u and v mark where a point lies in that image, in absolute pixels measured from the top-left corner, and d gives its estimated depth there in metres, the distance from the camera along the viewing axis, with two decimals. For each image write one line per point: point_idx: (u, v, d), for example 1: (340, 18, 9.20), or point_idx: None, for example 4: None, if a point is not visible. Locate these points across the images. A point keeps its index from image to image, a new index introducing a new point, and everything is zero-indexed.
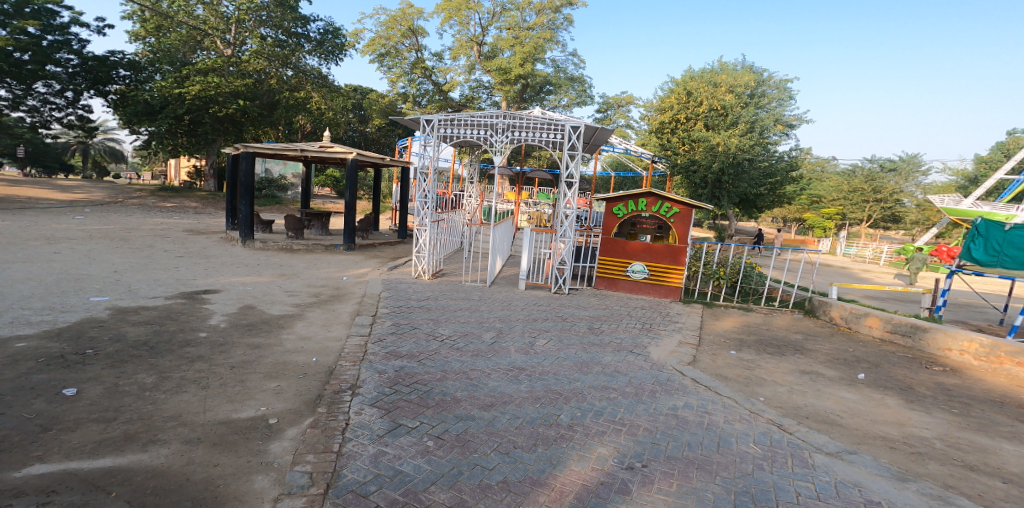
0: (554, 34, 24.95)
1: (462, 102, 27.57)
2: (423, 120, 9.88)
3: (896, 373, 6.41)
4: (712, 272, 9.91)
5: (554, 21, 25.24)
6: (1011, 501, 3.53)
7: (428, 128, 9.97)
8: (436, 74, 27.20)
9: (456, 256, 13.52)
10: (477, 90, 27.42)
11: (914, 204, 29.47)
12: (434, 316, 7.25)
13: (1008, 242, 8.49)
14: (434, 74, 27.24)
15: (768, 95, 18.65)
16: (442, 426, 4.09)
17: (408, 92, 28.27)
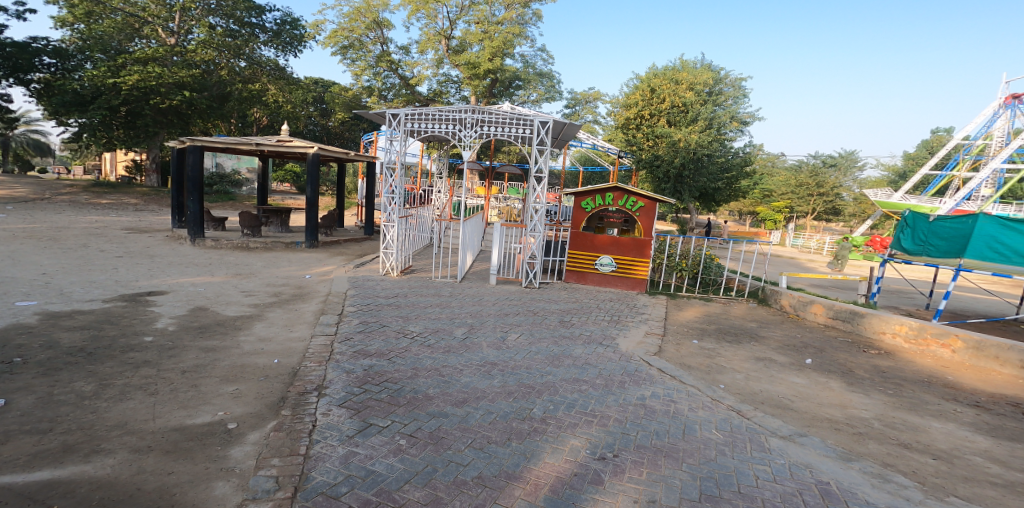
0: (523, 29, 24.88)
1: (430, 96, 27.20)
2: (389, 113, 9.81)
3: (840, 357, 6.83)
4: (675, 263, 10.28)
5: (523, 16, 25.13)
6: (941, 476, 3.81)
7: (394, 122, 9.90)
8: (403, 68, 26.70)
9: (426, 253, 13.40)
10: (446, 84, 27.13)
11: (851, 196, 31.58)
12: (404, 313, 7.17)
13: (928, 234, 9.26)
14: (400, 67, 26.72)
15: (726, 92, 19.29)
16: (414, 424, 4.06)
17: (373, 86, 27.68)
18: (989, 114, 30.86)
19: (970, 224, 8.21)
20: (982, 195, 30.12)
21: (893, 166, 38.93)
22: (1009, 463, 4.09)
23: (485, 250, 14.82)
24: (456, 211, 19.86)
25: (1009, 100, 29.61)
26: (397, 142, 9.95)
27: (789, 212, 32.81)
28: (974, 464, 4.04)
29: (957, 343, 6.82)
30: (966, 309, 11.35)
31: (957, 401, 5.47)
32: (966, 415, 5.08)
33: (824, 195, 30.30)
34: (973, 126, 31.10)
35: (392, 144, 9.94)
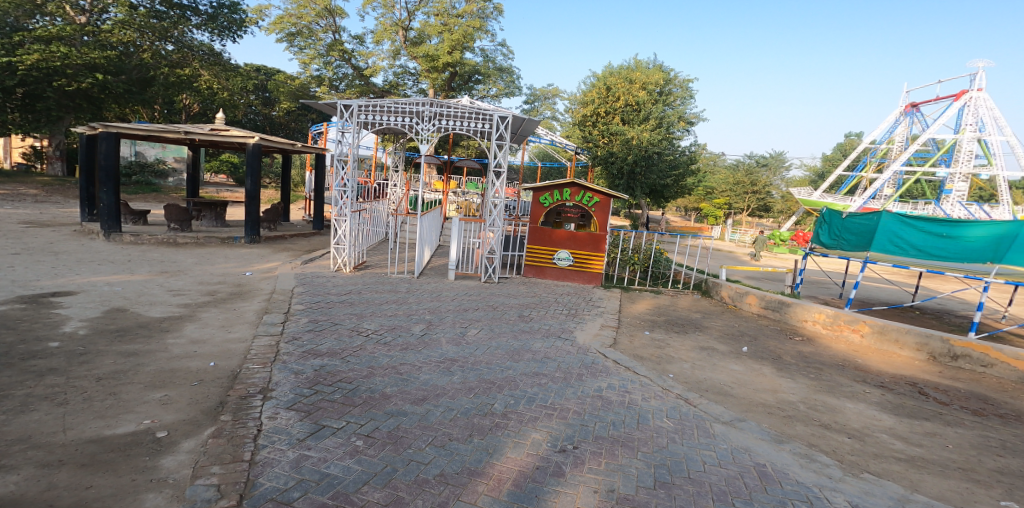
0: (483, 23, 24.48)
1: (387, 88, 26.36)
2: (342, 104, 9.39)
3: (770, 344, 7.36)
4: (628, 257, 10.66)
5: (483, 10, 24.73)
6: (855, 454, 4.21)
7: (346, 114, 9.50)
8: (357, 58, 25.64)
9: (381, 248, 13.06)
10: (403, 76, 26.36)
11: (781, 195, 34.02)
12: (358, 311, 6.95)
13: (841, 230, 10.16)
14: (354, 57, 25.55)
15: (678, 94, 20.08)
16: (371, 424, 3.96)
17: (323, 76, 26.41)
18: (892, 121, 34.31)
19: (876, 222, 9.09)
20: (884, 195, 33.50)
21: (814, 166, 42.37)
22: (911, 438, 4.58)
23: (442, 245, 14.63)
24: (413, 205, 19.39)
25: (908, 108, 33.42)
26: (350, 134, 9.60)
27: (728, 208, 34.89)
28: (881, 441, 4.49)
29: (865, 329, 7.56)
30: (871, 298, 12.61)
31: (870, 383, 6.06)
32: (876, 396, 5.64)
33: (757, 193, 32.47)
34: (878, 132, 34.47)
35: (344, 136, 9.59)
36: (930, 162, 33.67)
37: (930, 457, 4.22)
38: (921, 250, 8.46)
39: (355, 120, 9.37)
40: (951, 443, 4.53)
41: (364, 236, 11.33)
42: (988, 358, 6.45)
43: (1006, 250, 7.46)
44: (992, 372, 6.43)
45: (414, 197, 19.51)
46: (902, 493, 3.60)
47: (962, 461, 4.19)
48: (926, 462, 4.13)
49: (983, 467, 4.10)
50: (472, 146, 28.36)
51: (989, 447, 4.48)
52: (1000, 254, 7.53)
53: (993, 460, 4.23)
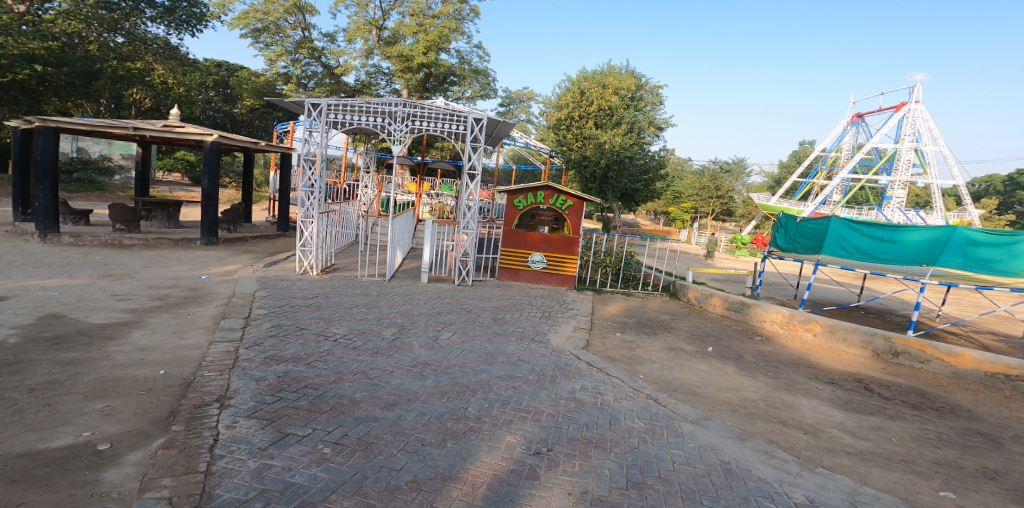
0: (460, 25, 24.28)
1: (359, 88, 25.81)
2: (309, 103, 9.14)
3: (733, 344, 7.61)
4: (600, 260, 10.83)
5: (460, 12, 24.49)
6: (811, 449, 4.38)
7: (314, 113, 9.22)
8: (327, 56, 24.96)
9: (350, 250, 12.76)
10: (376, 76, 25.83)
11: (742, 200, 35.24)
12: (325, 315, 6.74)
13: (795, 234, 10.63)
14: (324, 55, 24.81)
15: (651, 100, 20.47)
16: (340, 431, 3.83)
17: (290, 73, 25.55)
18: (842, 130, 36.25)
19: (826, 226, 9.54)
20: (834, 200, 35.33)
21: (772, 173, 44.22)
22: (859, 433, 4.81)
23: (415, 247, 14.43)
24: (384, 207, 19.01)
25: (855, 119, 35.38)
26: (319, 133, 9.33)
27: (695, 212, 36.01)
28: (833, 436, 4.70)
29: (817, 328, 7.92)
30: (823, 298, 13.24)
31: (824, 380, 6.35)
32: (829, 392, 5.91)
33: (720, 197, 33.40)
34: (829, 140, 36.30)
35: (312, 135, 9.30)
36: (875, 169, 35.73)
37: (876, 451, 4.44)
38: (865, 253, 8.94)
39: (324, 119, 9.12)
40: (894, 436, 4.78)
41: (332, 238, 11.07)
42: (925, 354, 6.86)
43: (943, 253, 7.94)
44: (928, 368, 6.85)
45: (385, 199, 19.11)
46: (853, 486, 3.77)
47: (905, 454, 4.43)
48: (873, 456, 4.35)
49: (924, 459, 4.34)
50: (446, 148, 28.03)
51: (928, 440, 4.75)
52: (936, 256, 8.00)
53: (932, 452, 4.49)
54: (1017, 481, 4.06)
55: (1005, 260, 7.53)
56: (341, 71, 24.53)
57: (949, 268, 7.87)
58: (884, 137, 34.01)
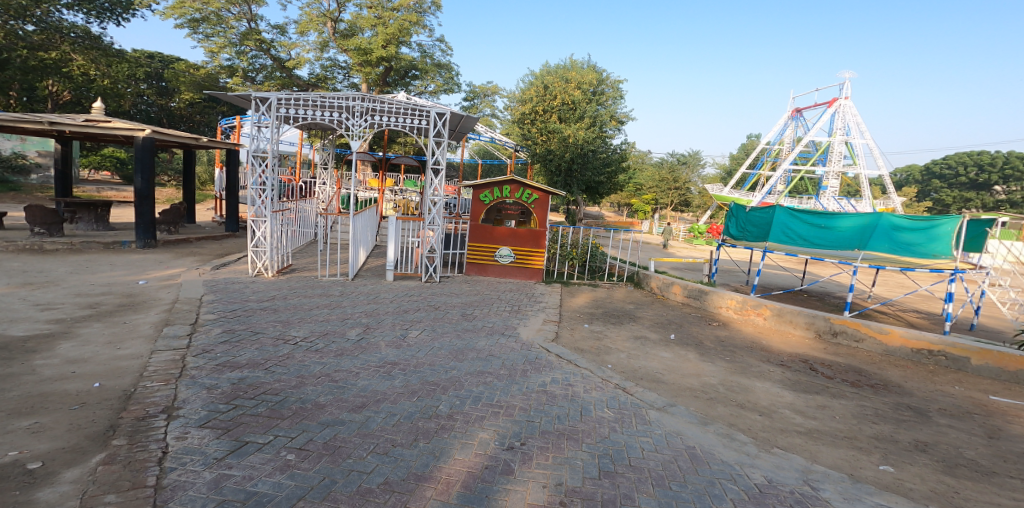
0: (420, 18, 23.73)
1: (314, 81, 24.82)
2: (256, 97, 8.76)
3: (694, 330, 7.85)
4: (567, 253, 10.97)
5: (420, 5, 23.91)
6: (766, 430, 4.59)
7: (262, 107, 8.84)
8: (276, 48, 23.83)
9: (308, 251, 12.32)
10: (332, 69, 24.92)
11: (698, 191, 36.50)
12: (283, 318, 6.46)
13: (745, 223, 11.05)
14: (273, 48, 23.67)
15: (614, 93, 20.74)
16: (304, 436, 3.69)
17: (235, 66, 24.28)
18: (783, 124, 38.14)
19: (771, 215, 9.99)
20: (778, 190, 36.97)
21: (726, 164, 46.01)
22: (809, 412, 5.07)
23: (377, 244, 14.09)
24: (343, 205, 18.42)
25: (795, 114, 37.33)
26: (268, 129, 8.92)
27: (655, 203, 36.94)
28: (786, 416, 4.94)
29: (767, 312, 8.31)
30: (773, 283, 13.90)
31: (776, 362, 6.66)
32: (781, 373, 6.21)
33: (678, 189, 34.60)
34: (772, 134, 37.99)
35: (261, 131, 8.87)
36: (811, 161, 37.79)
37: (824, 429, 4.69)
38: (806, 239, 9.51)
39: (274, 114, 8.74)
40: (838, 413, 5.08)
41: (288, 238, 10.64)
42: (862, 333, 7.31)
43: (873, 238, 8.52)
44: (864, 346, 7.31)
45: (345, 196, 18.55)
46: (804, 463, 3.96)
47: (849, 430, 4.70)
48: (821, 433, 4.59)
49: (865, 435, 4.62)
50: (410, 143, 27.47)
51: (869, 416, 5.06)
52: (866, 241, 8.60)
53: (872, 427, 4.79)
54: (944, 451, 4.36)
55: (925, 243, 8.03)
56: (293, 64, 23.47)
57: (878, 251, 8.46)
58: (819, 131, 35.97)
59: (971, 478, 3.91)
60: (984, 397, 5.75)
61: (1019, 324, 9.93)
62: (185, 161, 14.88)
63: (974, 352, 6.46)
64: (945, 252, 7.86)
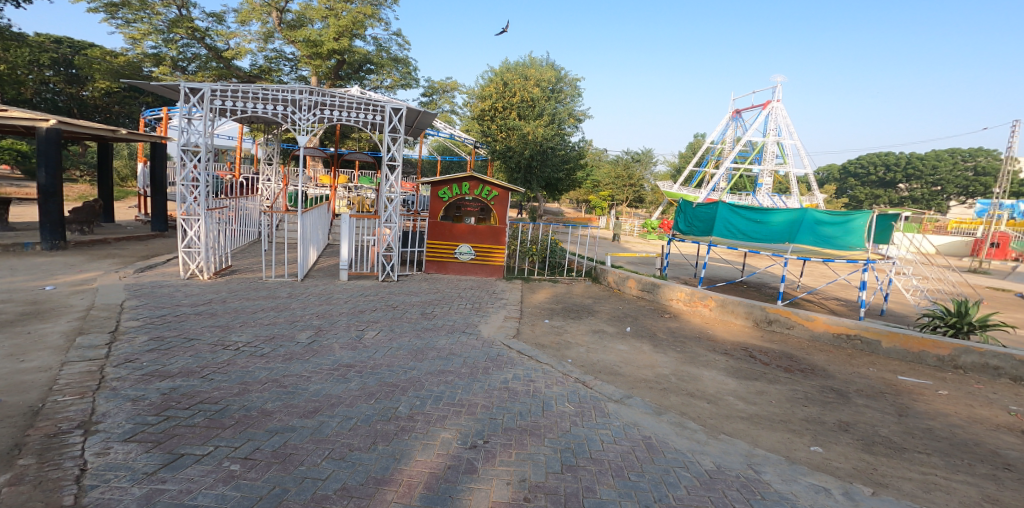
0: (375, 10, 23.00)
1: (257, 72, 23.51)
2: (185, 87, 8.10)
3: (647, 323, 8.07)
4: (527, 249, 11.12)
5: None
6: (713, 417, 4.79)
7: (193, 98, 8.22)
8: (212, 37, 22.38)
9: (251, 250, 11.70)
10: (277, 61, 23.77)
11: (651, 188, 37.65)
12: (222, 322, 6.08)
13: (693, 219, 11.47)
14: (208, 37, 22.23)
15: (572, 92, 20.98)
16: (250, 445, 3.49)
17: (162, 54, 22.65)
18: (725, 125, 40.00)
19: (715, 211, 10.51)
20: (719, 188, 38.62)
21: (676, 162, 47.66)
22: (750, 398, 5.33)
23: (328, 243, 13.61)
24: (291, 201, 17.55)
25: (735, 115, 39.17)
26: (199, 121, 8.34)
27: (611, 200, 37.70)
28: (729, 402, 5.17)
29: (712, 303, 8.69)
30: (719, 276, 14.57)
31: (721, 351, 6.97)
32: (725, 362, 6.49)
33: (633, 185, 35.55)
34: (715, 134, 39.74)
35: (191, 123, 8.21)
36: (748, 160, 39.86)
37: (763, 414, 4.94)
38: (745, 234, 10.01)
39: (207, 106, 8.16)
40: (775, 398, 5.37)
41: (228, 236, 10.05)
42: (793, 320, 7.77)
43: (799, 232, 9.12)
44: (794, 333, 7.77)
45: (292, 193, 17.70)
46: (747, 448, 4.15)
47: (784, 414, 4.98)
48: (761, 418, 4.84)
49: (798, 417, 4.92)
50: (363, 138, 26.65)
51: (801, 399, 5.39)
52: (795, 235, 9.19)
53: (804, 410, 5.10)
54: (864, 430, 4.69)
55: (844, 236, 8.67)
56: (233, 54, 22.11)
57: (804, 244, 9.09)
58: (755, 132, 38.03)
59: (886, 454, 4.23)
60: (895, 377, 6.25)
61: (921, 309, 10.97)
62: (100, 155, 13.76)
63: (885, 335, 6.99)
64: (859, 244, 8.56)
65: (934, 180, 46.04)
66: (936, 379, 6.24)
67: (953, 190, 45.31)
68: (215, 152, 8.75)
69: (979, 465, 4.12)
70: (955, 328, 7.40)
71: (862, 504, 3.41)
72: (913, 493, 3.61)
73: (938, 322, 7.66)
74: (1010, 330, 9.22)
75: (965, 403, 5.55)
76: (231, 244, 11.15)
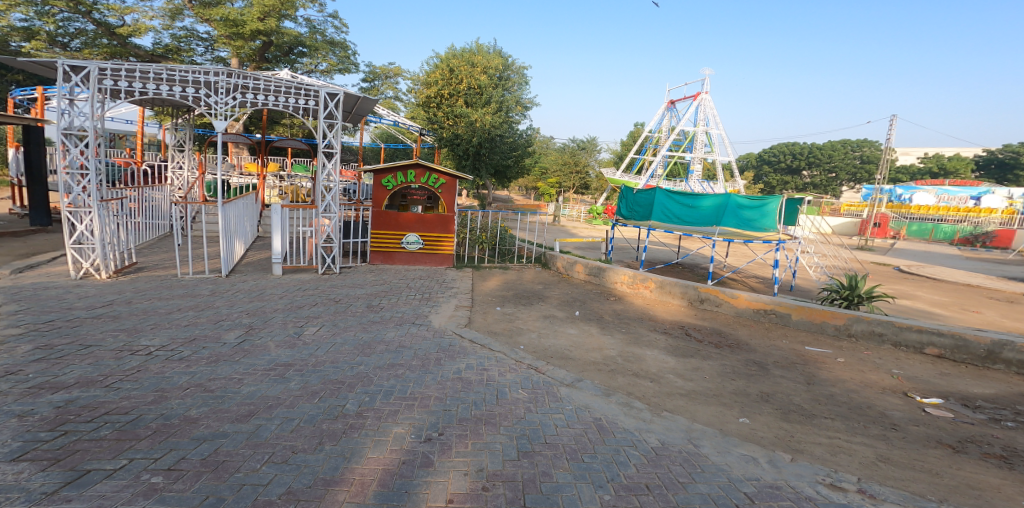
0: None
1: (162, 51, 21.46)
2: (64, 64, 7.27)
3: (595, 306, 8.24)
4: (476, 237, 11.00)
5: None
6: (657, 395, 4.96)
7: (75, 77, 7.41)
8: (102, 11, 20.08)
9: (163, 246, 10.76)
10: (187, 40, 21.86)
11: (596, 174, 38.50)
12: (127, 326, 5.54)
13: (634, 204, 11.81)
14: (97, 11, 19.93)
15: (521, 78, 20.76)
16: (174, 455, 3.21)
17: (36, 28, 20.13)
18: (660, 115, 41.45)
19: (654, 196, 10.87)
20: (657, 174, 40.09)
21: (618, 149, 48.78)
22: (687, 375, 5.57)
23: (259, 236, 12.79)
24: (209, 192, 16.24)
25: (671, 105, 40.71)
26: (84, 102, 7.51)
27: (559, 187, 38.24)
28: (670, 380, 5.38)
29: (652, 284, 9.01)
30: (659, 258, 15.17)
31: (661, 330, 7.25)
32: (665, 341, 6.77)
33: (579, 173, 36.34)
34: (654, 123, 41.16)
35: (73, 104, 7.44)
36: (681, 148, 41.65)
37: (699, 389, 5.18)
38: (680, 218, 10.41)
39: (94, 85, 7.42)
40: (709, 374, 5.65)
41: (133, 231, 9.14)
42: (720, 298, 8.18)
43: (724, 215, 9.60)
44: (723, 310, 8.20)
45: (211, 182, 16.38)
46: (687, 423, 4.33)
47: (717, 388, 5.26)
48: (698, 394, 5.07)
49: (729, 391, 5.20)
50: (296, 125, 25.16)
51: (731, 373, 5.70)
52: (720, 218, 9.65)
53: (734, 383, 5.40)
54: (784, 399, 5.04)
55: (760, 218, 9.19)
56: (130, 32, 20.00)
57: (728, 226, 9.57)
58: (686, 121, 39.72)
59: (802, 421, 4.57)
60: (803, 348, 6.76)
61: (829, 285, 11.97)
62: None
63: (793, 308, 7.54)
64: (773, 226, 9.13)
65: (830, 167, 50.74)
66: (835, 348, 6.81)
67: (844, 176, 50.23)
68: (105, 138, 7.94)
69: (874, 427, 4.53)
70: (848, 300, 8.11)
71: (784, 470, 3.64)
72: (824, 457, 3.92)
73: (835, 295, 8.38)
74: (892, 301, 10.28)
75: (860, 369, 6.10)
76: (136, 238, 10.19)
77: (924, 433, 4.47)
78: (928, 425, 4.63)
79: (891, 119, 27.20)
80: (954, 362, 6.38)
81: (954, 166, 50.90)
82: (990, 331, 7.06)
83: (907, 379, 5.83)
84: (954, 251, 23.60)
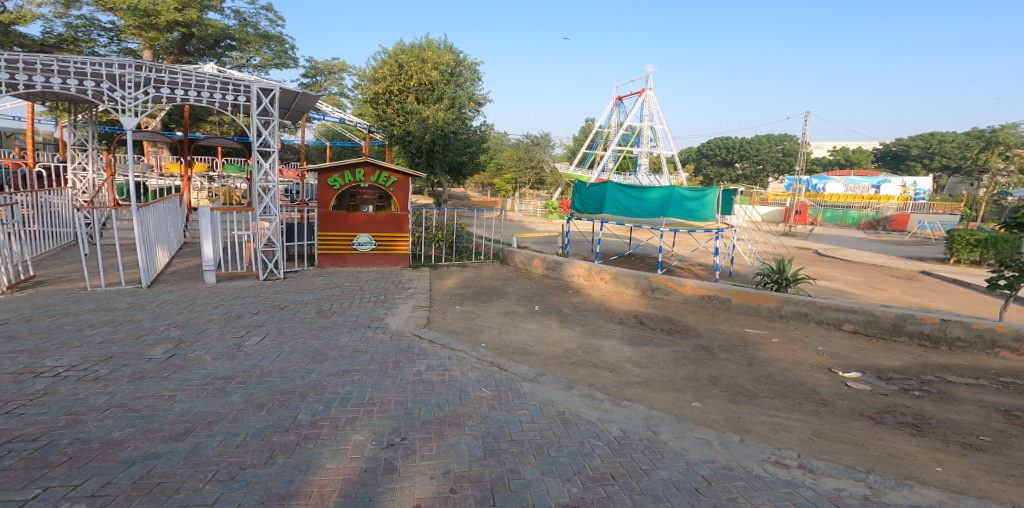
0: None
1: (55, 42, 19.57)
2: None
3: (553, 300, 8.31)
4: (433, 236, 10.81)
5: None
6: (616, 385, 5.07)
7: None
8: None
9: (64, 256, 9.83)
10: (86, 29, 20.17)
11: (549, 170, 38.93)
12: (28, 347, 5.02)
13: (587, 198, 12.01)
14: None
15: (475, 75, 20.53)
16: (100, 480, 2.96)
17: None
18: (608, 111, 42.45)
19: (605, 190, 11.13)
20: (607, 168, 40.86)
21: (569, 145, 49.46)
22: (643, 363, 5.73)
23: (187, 244, 11.96)
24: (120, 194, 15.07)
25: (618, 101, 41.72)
26: None
27: (515, 183, 38.26)
28: (627, 369, 5.51)
29: (607, 276, 9.19)
30: (612, 250, 15.51)
31: (617, 321, 7.41)
32: (621, 330, 6.93)
33: (533, 168, 36.65)
34: (602, 118, 42.18)
35: None
36: (629, 144, 42.88)
37: (654, 377, 5.34)
38: (629, 210, 10.68)
39: None
40: (662, 361, 5.83)
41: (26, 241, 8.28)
42: (670, 287, 8.47)
43: (670, 206, 9.94)
44: (673, 298, 8.48)
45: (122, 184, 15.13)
46: (645, 411, 4.45)
47: (669, 374, 5.43)
48: (653, 381, 5.23)
49: (681, 377, 5.38)
50: (226, 121, 23.73)
51: (682, 360, 5.91)
52: (666, 209, 9.97)
53: (685, 369, 5.61)
54: (730, 382, 5.28)
55: (701, 209, 9.55)
56: (14, 19, 18.12)
57: (673, 217, 9.89)
58: (632, 117, 40.74)
59: (746, 402, 4.80)
60: (743, 330, 7.12)
61: None
62: None
63: (734, 293, 7.90)
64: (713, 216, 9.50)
65: (758, 160, 53.87)
66: (771, 329, 7.20)
67: (770, 168, 53.48)
68: None
69: (807, 403, 4.83)
70: (778, 283, 8.61)
71: (734, 450, 3.81)
72: (768, 435, 4.13)
73: (767, 280, 8.87)
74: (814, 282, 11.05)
75: (792, 348, 6.49)
76: (31, 249, 9.26)
77: (849, 406, 4.82)
78: (852, 398, 5.00)
79: (806, 116, 30.17)
80: (870, 337, 6.90)
81: (858, 158, 55.61)
82: (902, 306, 7.69)
83: (837, 355, 6.26)
84: (863, 235, 25.89)
